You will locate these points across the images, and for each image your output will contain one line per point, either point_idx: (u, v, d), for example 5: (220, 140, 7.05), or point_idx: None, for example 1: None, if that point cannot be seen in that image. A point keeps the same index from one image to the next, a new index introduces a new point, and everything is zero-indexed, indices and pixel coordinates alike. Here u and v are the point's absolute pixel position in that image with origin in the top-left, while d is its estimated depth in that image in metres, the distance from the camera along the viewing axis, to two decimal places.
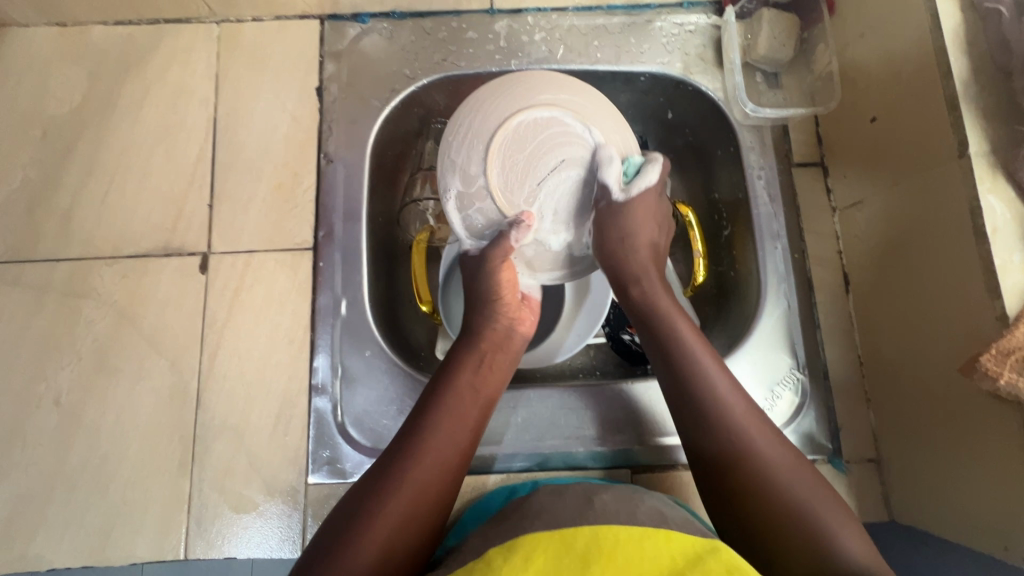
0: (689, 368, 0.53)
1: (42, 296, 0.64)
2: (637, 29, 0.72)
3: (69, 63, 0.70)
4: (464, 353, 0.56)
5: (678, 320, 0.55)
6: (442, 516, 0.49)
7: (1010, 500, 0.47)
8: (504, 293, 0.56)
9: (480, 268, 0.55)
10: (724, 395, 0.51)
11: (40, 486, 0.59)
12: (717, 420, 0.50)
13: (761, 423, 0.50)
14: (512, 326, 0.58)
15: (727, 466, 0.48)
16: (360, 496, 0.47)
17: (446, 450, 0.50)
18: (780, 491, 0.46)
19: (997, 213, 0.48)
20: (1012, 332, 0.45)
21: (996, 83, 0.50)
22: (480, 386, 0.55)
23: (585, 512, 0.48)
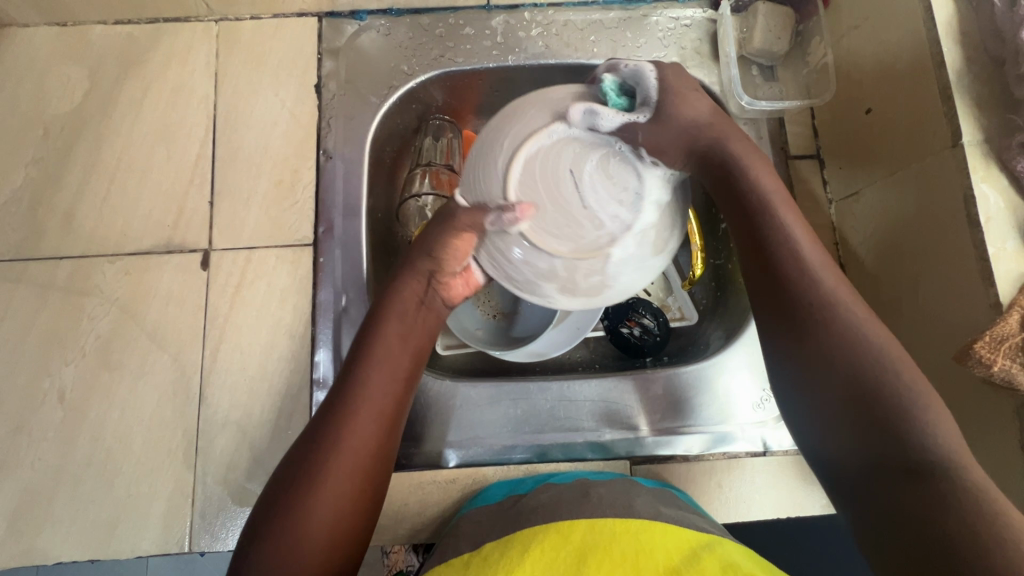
0: (807, 279, 0.48)
1: (46, 294, 0.64)
2: (633, 23, 0.73)
3: (69, 62, 0.71)
4: (385, 310, 0.55)
5: (794, 234, 0.50)
6: (376, 478, 0.49)
7: (1005, 487, 0.48)
8: (446, 257, 0.54)
9: (440, 221, 0.53)
10: (827, 284, 0.48)
11: (46, 481, 0.60)
12: (854, 337, 0.45)
13: (868, 314, 0.46)
14: (437, 285, 0.56)
15: (853, 370, 0.44)
16: (293, 465, 0.48)
17: (365, 415, 0.49)
18: (895, 390, 0.43)
19: (990, 202, 0.49)
20: (1005, 320, 0.45)
21: (988, 73, 0.51)
22: (404, 339, 0.54)
23: (581, 507, 0.49)
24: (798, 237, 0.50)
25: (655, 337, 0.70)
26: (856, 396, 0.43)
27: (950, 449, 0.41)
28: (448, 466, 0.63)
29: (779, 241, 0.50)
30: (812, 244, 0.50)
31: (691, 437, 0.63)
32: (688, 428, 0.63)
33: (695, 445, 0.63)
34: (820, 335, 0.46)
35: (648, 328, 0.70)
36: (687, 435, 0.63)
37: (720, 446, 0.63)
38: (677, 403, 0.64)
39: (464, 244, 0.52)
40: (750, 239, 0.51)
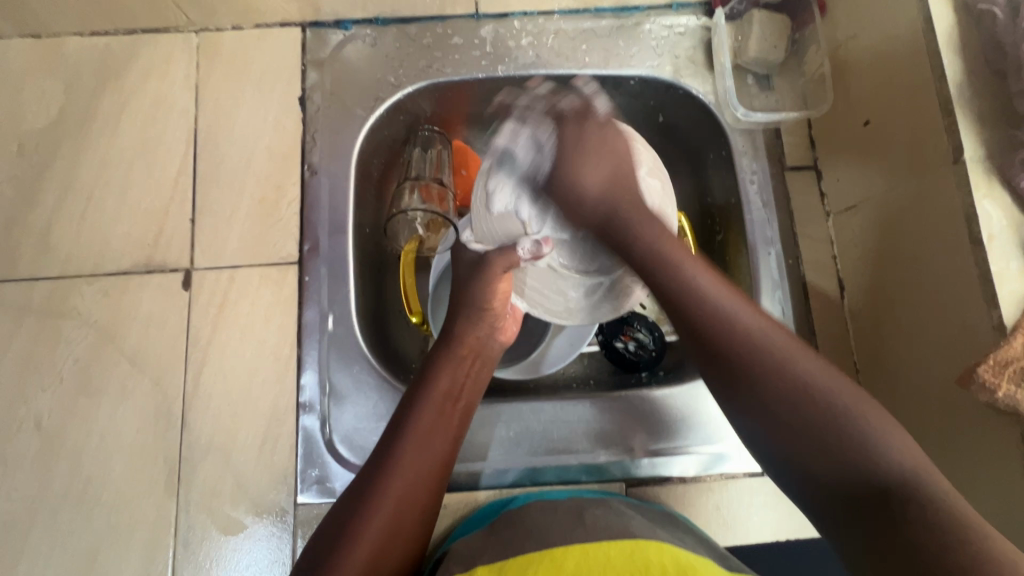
0: (711, 305, 0.47)
1: (22, 317, 0.62)
2: (626, 32, 0.71)
3: (44, 76, 0.68)
4: (443, 359, 0.56)
5: (659, 237, 0.48)
6: (427, 525, 0.50)
7: (1010, 513, 0.46)
8: (494, 302, 0.58)
9: (475, 274, 0.57)
10: (745, 329, 0.46)
11: (23, 512, 0.58)
12: (749, 343, 0.45)
13: (800, 349, 0.45)
14: (493, 333, 0.59)
15: (744, 365, 0.45)
16: (341, 513, 0.47)
17: (423, 460, 0.50)
18: (846, 434, 0.41)
19: (993, 220, 0.47)
20: (1009, 343, 0.44)
21: (991, 86, 0.49)
22: (459, 391, 0.54)
23: (575, 531, 0.47)
24: (649, 227, 0.48)
25: (651, 352, 0.69)
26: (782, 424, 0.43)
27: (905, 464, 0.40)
28: None
29: (648, 244, 0.48)
30: (708, 275, 0.48)
31: (688, 458, 0.62)
32: (684, 448, 0.62)
33: (692, 466, 0.62)
34: (753, 376, 0.45)
35: (643, 342, 0.69)
36: (684, 457, 0.62)
37: (716, 467, 0.61)
38: (672, 424, 0.62)
39: (507, 282, 0.58)
40: (658, 279, 0.48)
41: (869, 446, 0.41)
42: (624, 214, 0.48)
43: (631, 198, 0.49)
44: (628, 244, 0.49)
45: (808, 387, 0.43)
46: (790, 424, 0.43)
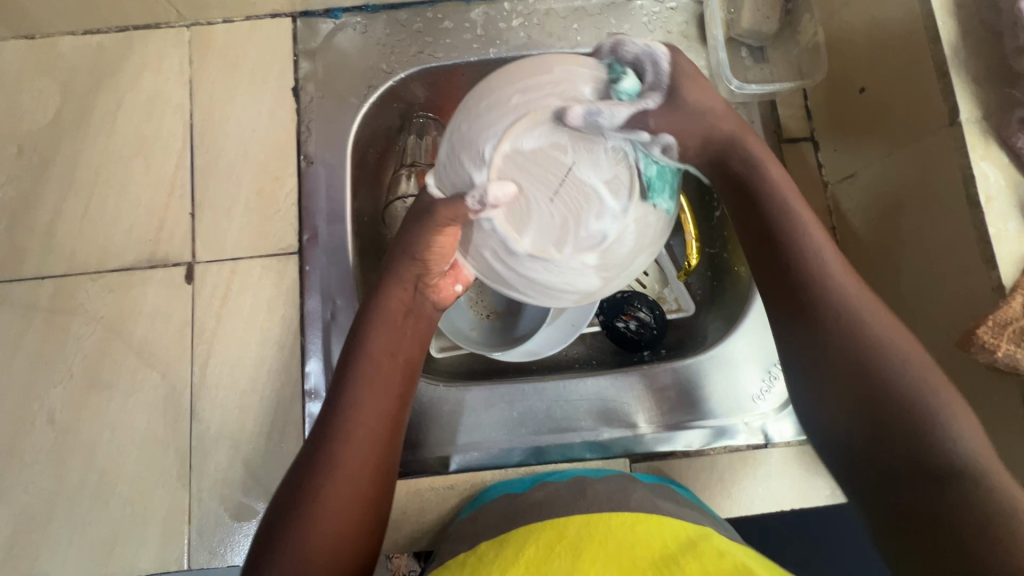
0: (832, 299, 0.45)
1: (30, 315, 0.63)
2: (617, 9, 0.70)
3: (40, 77, 0.69)
4: (375, 321, 0.52)
5: (781, 183, 0.50)
6: (384, 496, 0.48)
7: (1010, 472, 0.47)
8: (432, 258, 0.51)
9: (422, 220, 0.50)
10: (842, 293, 0.45)
11: (42, 503, 0.59)
12: (850, 328, 0.44)
13: (887, 317, 0.44)
14: (426, 286, 0.54)
15: (823, 298, 0.45)
16: (288, 493, 0.46)
17: (366, 432, 0.48)
18: (914, 400, 0.41)
19: (990, 180, 0.47)
20: (1009, 304, 0.44)
21: (987, 45, 0.49)
22: (393, 351, 0.52)
23: (577, 503, 0.48)
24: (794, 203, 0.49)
25: (652, 330, 0.69)
26: (851, 379, 0.43)
27: (970, 455, 0.39)
28: (444, 472, 0.62)
29: (803, 254, 0.47)
30: (831, 250, 0.47)
31: (689, 432, 0.62)
32: (686, 422, 0.62)
33: (695, 440, 0.62)
34: (819, 317, 0.45)
35: (645, 321, 0.69)
36: (686, 431, 0.62)
37: (719, 439, 0.62)
38: (673, 397, 0.63)
39: (450, 238, 0.50)
40: (765, 223, 0.49)
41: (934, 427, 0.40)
42: (747, 158, 0.50)
43: (762, 180, 0.50)
44: (747, 180, 0.50)
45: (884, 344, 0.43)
46: (868, 378, 0.42)
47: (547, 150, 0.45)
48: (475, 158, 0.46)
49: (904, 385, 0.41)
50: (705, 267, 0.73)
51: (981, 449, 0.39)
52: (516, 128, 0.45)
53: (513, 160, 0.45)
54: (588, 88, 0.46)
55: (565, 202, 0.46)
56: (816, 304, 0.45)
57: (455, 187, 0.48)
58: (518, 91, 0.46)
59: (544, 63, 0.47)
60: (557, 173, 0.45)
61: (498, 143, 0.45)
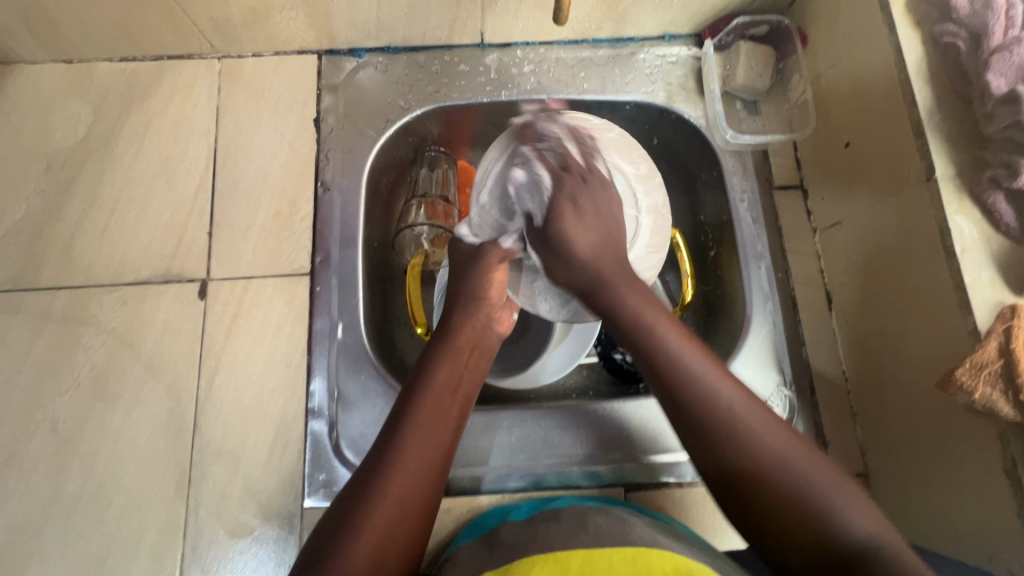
0: (681, 375, 0.50)
1: (42, 324, 0.65)
2: (622, 61, 0.76)
3: (74, 98, 0.72)
4: (442, 351, 0.57)
5: (648, 313, 0.52)
6: (427, 519, 0.50)
7: (989, 511, 0.49)
8: (489, 291, 0.59)
9: (471, 262, 0.60)
10: (719, 401, 0.49)
11: (36, 513, 0.59)
12: (705, 395, 0.49)
13: (764, 418, 0.49)
14: (491, 324, 0.61)
15: (703, 407, 0.49)
16: (342, 507, 0.48)
17: (422, 457, 0.51)
18: (797, 491, 0.45)
19: (964, 233, 0.51)
20: (983, 347, 0.47)
21: (959, 111, 0.53)
22: (457, 382, 0.56)
23: (579, 535, 0.50)
24: (628, 294, 0.53)
25: None
26: (751, 477, 0.47)
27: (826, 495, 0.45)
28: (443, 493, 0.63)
29: (623, 312, 0.52)
30: (667, 320, 0.53)
31: (683, 463, 0.64)
32: (679, 453, 0.64)
33: (688, 471, 0.63)
34: (716, 444, 0.48)
35: None
36: (679, 461, 0.64)
37: None
38: (666, 429, 0.65)
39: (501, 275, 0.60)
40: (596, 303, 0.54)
41: (825, 513, 0.44)
42: (612, 288, 0.53)
43: (612, 298, 0.53)
44: (618, 316, 0.53)
45: (777, 460, 0.47)
46: (766, 512, 0.46)
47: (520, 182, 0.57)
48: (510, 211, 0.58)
49: (763, 462, 0.47)
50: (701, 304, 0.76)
51: (872, 524, 0.44)
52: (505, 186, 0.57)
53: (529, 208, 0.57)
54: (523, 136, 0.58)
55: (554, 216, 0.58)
56: (687, 406, 0.49)
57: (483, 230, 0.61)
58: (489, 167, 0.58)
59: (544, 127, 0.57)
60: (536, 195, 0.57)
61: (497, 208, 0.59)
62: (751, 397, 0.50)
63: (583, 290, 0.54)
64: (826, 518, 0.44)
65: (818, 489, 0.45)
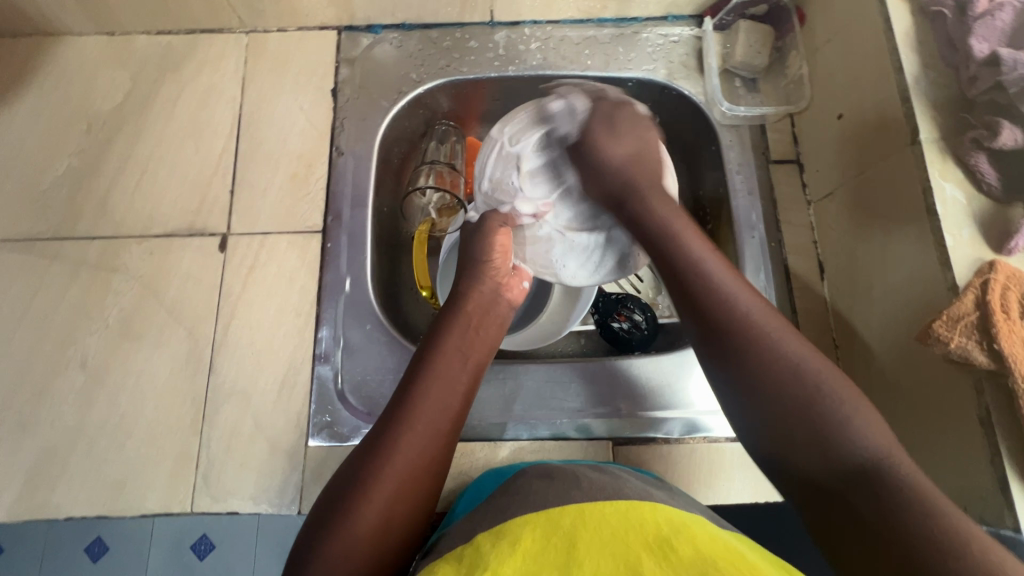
0: (752, 331, 0.50)
1: (77, 269, 0.70)
2: (626, 39, 0.79)
3: (114, 67, 0.78)
4: (451, 320, 0.59)
5: (706, 259, 0.54)
6: (435, 483, 0.52)
7: (966, 463, 0.49)
8: (495, 258, 0.62)
9: (474, 232, 0.63)
10: (788, 354, 0.49)
11: (65, 439, 0.64)
12: (754, 336, 0.49)
13: (835, 376, 0.48)
14: (497, 291, 0.62)
15: (762, 359, 0.49)
16: (354, 467, 0.50)
17: (433, 423, 0.52)
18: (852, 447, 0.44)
19: (946, 193, 0.53)
20: (960, 300, 0.49)
21: (945, 77, 0.55)
22: (465, 352, 0.57)
23: (573, 491, 0.51)
24: (692, 246, 0.55)
25: (643, 331, 0.74)
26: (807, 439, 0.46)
27: (873, 444, 0.44)
28: None
29: (687, 260, 0.54)
30: (714, 259, 0.54)
31: (670, 420, 0.66)
32: (667, 411, 0.66)
33: (675, 428, 0.66)
34: (789, 408, 0.47)
35: (637, 322, 0.75)
36: (667, 419, 0.66)
37: (699, 429, 0.65)
38: (655, 387, 0.67)
39: (505, 239, 0.62)
40: (683, 288, 0.53)
41: (918, 491, 0.41)
42: (676, 239, 0.55)
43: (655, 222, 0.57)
44: (672, 263, 0.54)
45: (847, 424, 0.45)
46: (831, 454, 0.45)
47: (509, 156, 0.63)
48: (509, 185, 0.63)
49: (828, 416, 0.46)
50: None
51: (947, 503, 0.41)
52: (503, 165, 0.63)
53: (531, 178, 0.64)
54: (504, 123, 0.64)
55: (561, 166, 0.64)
56: (780, 391, 0.48)
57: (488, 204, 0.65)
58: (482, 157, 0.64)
59: (521, 110, 0.64)
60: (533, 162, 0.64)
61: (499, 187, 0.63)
62: (818, 354, 0.50)
63: (643, 238, 0.57)
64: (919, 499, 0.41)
65: (879, 453, 0.44)
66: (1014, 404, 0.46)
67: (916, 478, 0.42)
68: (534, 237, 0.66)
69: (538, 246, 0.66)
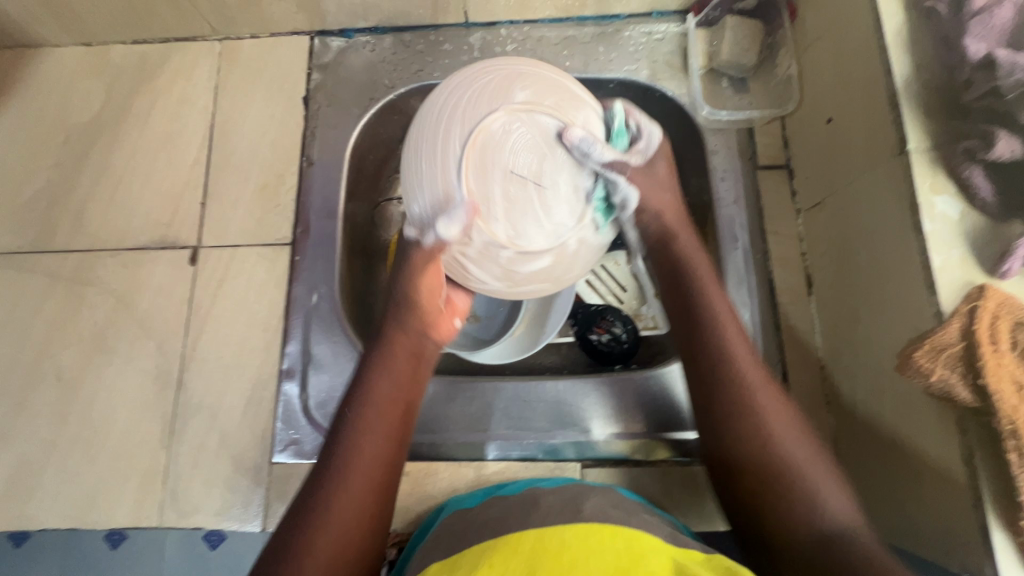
0: (713, 339, 0.52)
1: (53, 283, 0.71)
2: (607, 38, 0.75)
3: (91, 78, 0.78)
4: (378, 358, 0.53)
5: (696, 261, 0.55)
6: (376, 541, 0.46)
7: (947, 505, 0.46)
8: (421, 297, 0.52)
9: (400, 273, 0.52)
10: (741, 370, 0.50)
11: (39, 452, 0.65)
12: (759, 413, 0.48)
13: (776, 398, 0.49)
14: (434, 328, 0.55)
15: (721, 362, 0.50)
16: (279, 540, 0.44)
17: (368, 469, 0.47)
18: (783, 462, 0.46)
19: (935, 209, 0.48)
20: (945, 329, 0.44)
21: (939, 79, 0.50)
22: (396, 393, 0.52)
23: (531, 517, 0.48)
24: (696, 259, 0.56)
25: (623, 345, 0.72)
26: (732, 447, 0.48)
27: (795, 455, 0.46)
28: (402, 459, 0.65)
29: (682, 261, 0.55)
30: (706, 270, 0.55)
31: (643, 440, 0.64)
32: (639, 430, 0.64)
33: (647, 448, 0.64)
34: (728, 418, 0.49)
35: (617, 335, 0.72)
36: (639, 439, 0.64)
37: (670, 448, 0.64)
38: (627, 406, 0.65)
39: (435, 268, 0.49)
40: (672, 281, 0.56)
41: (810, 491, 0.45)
42: (677, 241, 0.56)
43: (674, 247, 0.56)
44: (662, 259, 0.57)
45: (778, 433, 0.47)
46: (756, 466, 0.47)
47: (466, 207, 0.43)
48: (502, 250, 0.44)
49: (758, 428, 0.47)
50: None
51: (848, 513, 0.44)
52: (475, 228, 0.43)
53: (501, 208, 0.43)
54: (421, 193, 0.45)
55: (501, 167, 0.43)
56: (720, 400, 0.49)
57: (499, 279, 0.47)
58: (456, 241, 0.44)
59: (408, 174, 0.47)
60: (479, 192, 0.43)
61: (497, 242, 0.44)
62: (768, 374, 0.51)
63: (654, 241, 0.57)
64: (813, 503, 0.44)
65: (797, 465, 0.46)
66: (998, 445, 0.42)
67: (821, 491, 0.45)
68: (553, 241, 0.45)
69: (568, 245, 0.46)
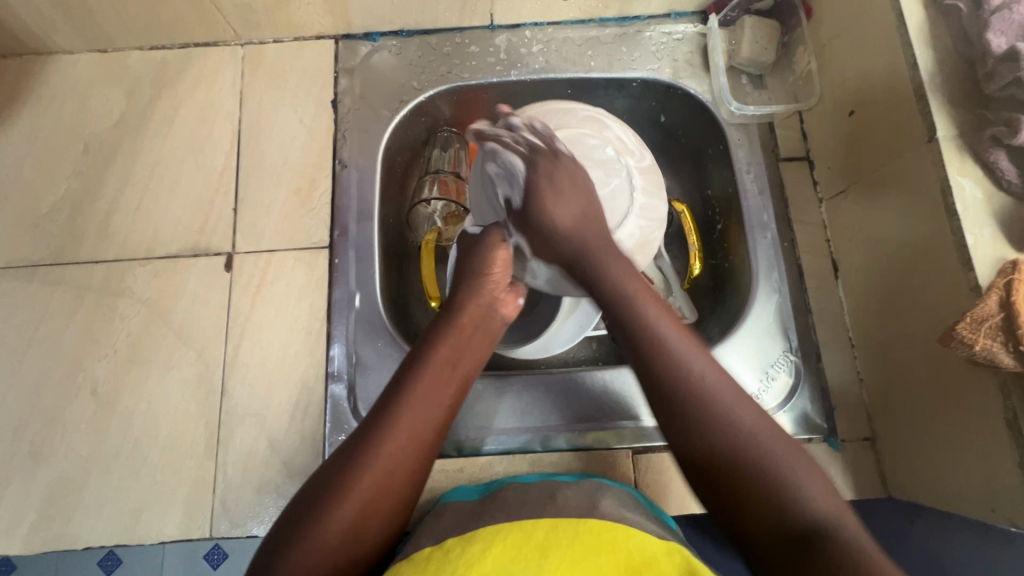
0: (657, 351, 0.50)
1: (82, 294, 0.69)
2: (628, 39, 0.77)
3: (109, 85, 0.77)
4: (445, 328, 0.56)
5: (629, 283, 0.54)
6: (411, 494, 0.50)
7: (994, 466, 0.49)
8: (495, 269, 0.59)
9: (477, 243, 0.60)
10: (692, 372, 0.49)
11: (79, 468, 0.63)
12: (707, 404, 0.47)
13: (738, 397, 0.48)
14: (496, 301, 0.59)
15: (666, 371, 0.49)
16: (326, 472, 0.49)
17: (418, 427, 0.51)
18: (771, 488, 0.43)
19: (966, 192, 0.52)
20: (984, 302, 0.47)
21: (961, 71, 0.54)
22: (455, 362, 0.55)
23: (547, 506, 0.50)
24: (613, 265, 0.55)
25: None
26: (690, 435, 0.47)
27: (769, 442, 0.45)
28: (455, 455, 0.66)
29: (612, 287, 0.54)
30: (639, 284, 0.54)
31: None
32: None
33: None
34: (685, 410, 0.48)
35: None
36: None
37: None
38: None
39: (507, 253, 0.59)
40: (612, 314, 0.54)
41: (788, 489, 0.43)
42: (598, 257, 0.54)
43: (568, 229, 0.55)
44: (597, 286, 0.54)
45: (755, 440, 0.46)
46: (718, 459, 0.46)
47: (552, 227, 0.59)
48: None
49: (724, 427, 0.46)
50: (708, 275, 0.78)
51: (832, 504, 0.42)
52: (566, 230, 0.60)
53: None
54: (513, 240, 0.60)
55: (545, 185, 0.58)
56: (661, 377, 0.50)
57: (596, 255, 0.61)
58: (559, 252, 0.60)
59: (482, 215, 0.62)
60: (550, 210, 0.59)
61: None
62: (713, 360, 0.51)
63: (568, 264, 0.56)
64: (783, 501, 0.43)
65: (781, 471, 0.44)
66: None
67: (810, 493, 0.43)
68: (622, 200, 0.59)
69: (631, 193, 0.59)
